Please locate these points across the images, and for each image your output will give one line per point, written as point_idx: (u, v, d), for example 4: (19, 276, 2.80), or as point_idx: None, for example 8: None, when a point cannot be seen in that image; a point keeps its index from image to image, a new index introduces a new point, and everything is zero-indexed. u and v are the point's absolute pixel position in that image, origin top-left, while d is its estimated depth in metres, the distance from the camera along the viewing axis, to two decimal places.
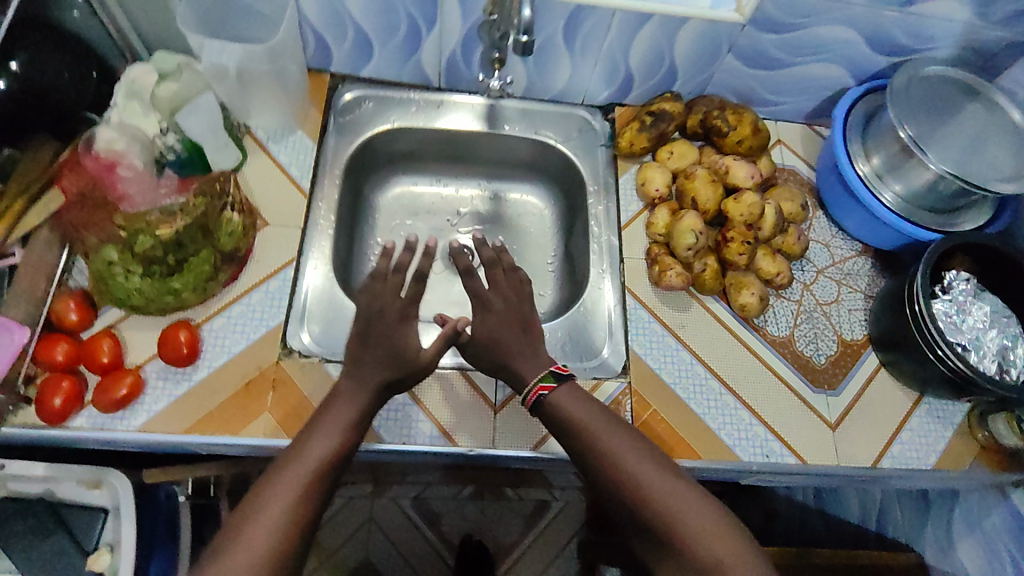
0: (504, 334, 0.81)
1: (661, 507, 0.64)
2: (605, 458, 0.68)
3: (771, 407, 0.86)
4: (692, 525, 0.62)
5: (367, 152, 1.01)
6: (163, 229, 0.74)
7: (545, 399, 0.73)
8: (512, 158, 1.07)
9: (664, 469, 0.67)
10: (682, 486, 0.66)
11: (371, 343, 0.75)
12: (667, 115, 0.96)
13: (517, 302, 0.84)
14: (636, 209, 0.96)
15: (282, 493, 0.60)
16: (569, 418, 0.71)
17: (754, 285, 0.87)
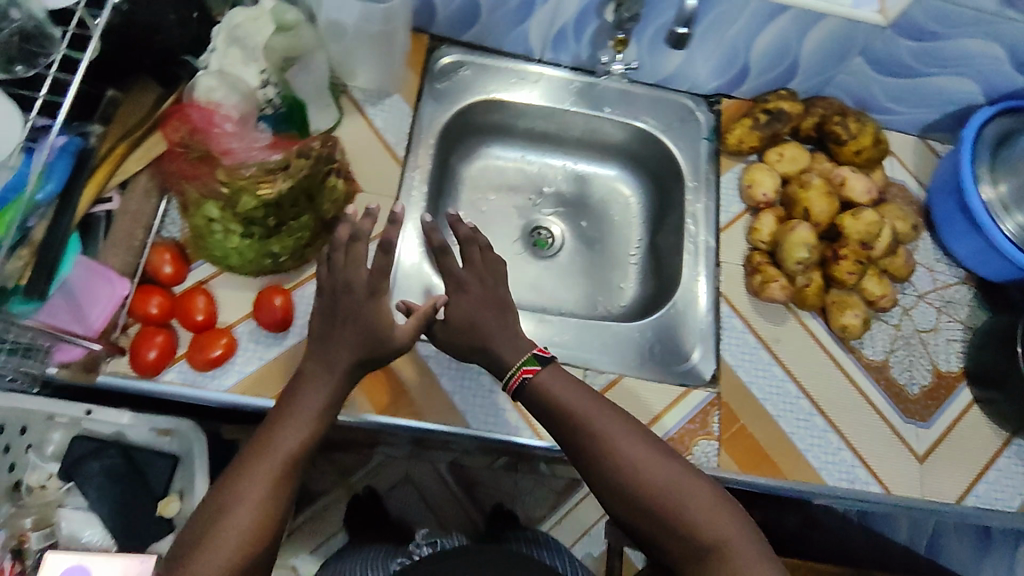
0: (480, 317, 0.75)
1: (655, 493, 0.64)
2: (598, 445, 0.66)
3: (857, 430, 0.85)
4: (690, 507, 0.62)
5: (460, 122, 0.97)
6: (264, 189, 0.70)
7: (530, 383, 0.70)
8: (603, 141, 1.02)
9: (654, 451, 0.66)
10: (675, 465, 0.65)
11: (339, 320, 0.69)
12: (785, 115, 0.91)
13: (495, 283, 0.77)
14: (737, 211, 0.92)
15: (257, 481, 0.61)
16: (553, 404, 0.69)
17: (858, 306, 0.85)
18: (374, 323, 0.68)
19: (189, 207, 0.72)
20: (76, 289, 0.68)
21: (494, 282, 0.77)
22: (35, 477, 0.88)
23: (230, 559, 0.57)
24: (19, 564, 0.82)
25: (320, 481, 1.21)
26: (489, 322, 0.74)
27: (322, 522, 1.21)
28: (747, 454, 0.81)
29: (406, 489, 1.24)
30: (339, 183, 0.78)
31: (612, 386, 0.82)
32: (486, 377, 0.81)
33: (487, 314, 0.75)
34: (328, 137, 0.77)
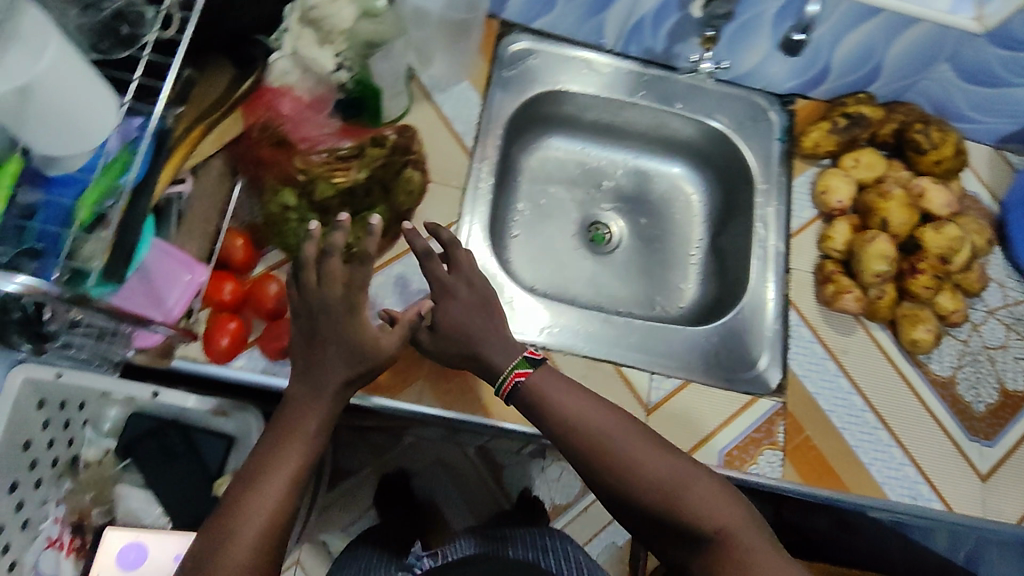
0: (470, 321, 0.70)
1: (662, 491, 0.61)
2: (597, 445, 0.64)
3: (922, 447, 0.83)
4: (695, 501, 0.60)
5: (526, 112, 0.95)
6: (339, 178, 0.71)
7: (523, 388, 0.67)
8: (669, 137, 1.00)
9: (655, 448, 0.64)
10: (678, 462, 0.63)
11: (320, 339, 0.61)
12: (865, 121, 0.88)
13: (482, 283, 0.73)
14: (808, 217, 0.91)
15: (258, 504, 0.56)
16: (548, 408, 0.66)
17: (930, 321, 0.83)
18: (356, 349, 0.60)
19: (267, 195, 0.72)
20: (151, 273, 0.66)
21: (478, 289, 0.73)
22: (93, 452, 0.88)
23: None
24: (79, 539, 0.86)
25: (349, 457, 1.05)
26: (482, 327, 0.70)
27: (347, 506, 1.05)
28: (810, 464, 0.81)
29: (437, 471, 1.06)
30: (416, 174, 0.76)
31: (678, 390, 0.82)
32: None
33: (470, 320, 0.70)
34: (405, 129, 0.76)
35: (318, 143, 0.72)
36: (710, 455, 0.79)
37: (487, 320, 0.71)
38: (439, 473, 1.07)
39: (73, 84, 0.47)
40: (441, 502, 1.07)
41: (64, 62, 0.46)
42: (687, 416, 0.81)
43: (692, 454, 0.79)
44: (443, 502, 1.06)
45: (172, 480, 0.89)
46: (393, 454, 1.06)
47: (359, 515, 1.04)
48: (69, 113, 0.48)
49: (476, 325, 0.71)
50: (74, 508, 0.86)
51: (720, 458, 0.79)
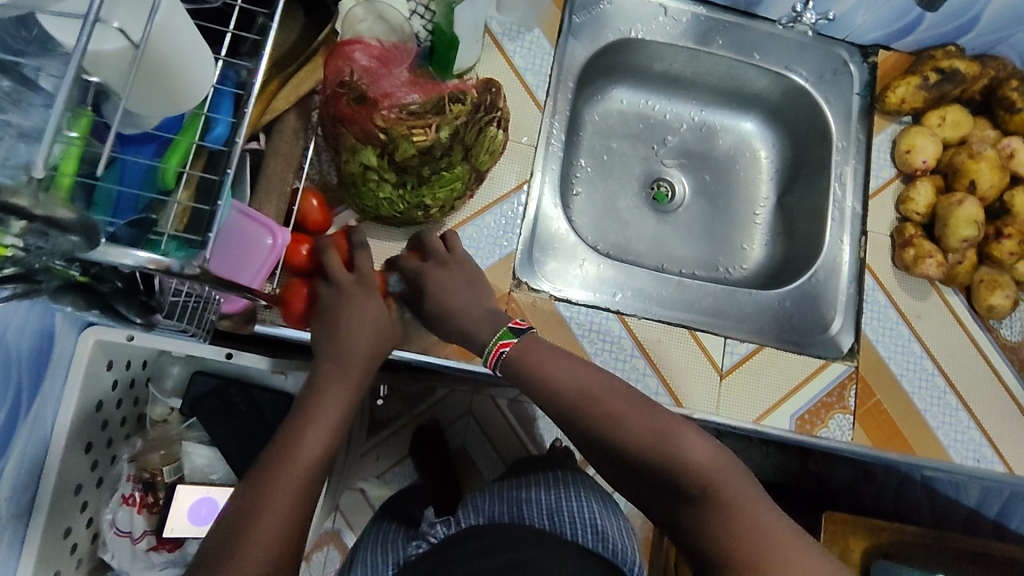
0: (453, 296, 0.68)
1: (646, 446, 0.55)
2: (583, 403, 0.59)
3: (987, 409, 0.83)
4: (677, 448, 0.54)
5: (598, 61, 0.91)
6: (419, 138, 0.65)
7: (509, 357, 0.63)
8: (740, 89, 0.96)
9: (640, 405, 0.59)
10: (661, 415, 0.57)
11: (328, 329, 0.65)
12: (959, 76, 0.84)
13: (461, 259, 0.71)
14: (887, 176, 0.88)
15: (279, 499, 0.53)
16: (535, 371, 0.62)
17: (1009, 287, 0.82)
18: (368, 335, 0.64)
19: (346, 152, 0.68)
20: (232, 234, 0.64)
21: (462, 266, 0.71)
22: (159, 410, 0.83)
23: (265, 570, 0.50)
24: (151, 496, 0.80)
25: (386, 409, 1.08)
26: (470, 303, 0.68)
27: (385, 453, 1.07)
28: (881, 427, 0.80)
29: (468, 421, 1.10)
30: (499, 133, 0.72)
31: (753, 354, 0.80)
32: (627, 340, 0.79)
33: (460, 294, 0.69)
34: (491, 82, 0.72)
35: (391, 100, 0.65)
36: (781, 420, 0.79)
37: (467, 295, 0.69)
38: (471, 424, 1.10)
39: (180, 42, 0.45)
40: (474, 453, 1.10)
41: (172, 19, 0.43)
42: (761, 381, 0.80)
43: (758, 424, 0.78)
44: (474, 451, 1.10)
45: (233, 437, 0.82)
46: (426, 406, 1.09)
47: (396, 463, 1.07)
48: (175, 74, 0.46)
49: (462, 298, 0.68)
50: (143, 467, 0.81)
51: (792, 423, 0.79)
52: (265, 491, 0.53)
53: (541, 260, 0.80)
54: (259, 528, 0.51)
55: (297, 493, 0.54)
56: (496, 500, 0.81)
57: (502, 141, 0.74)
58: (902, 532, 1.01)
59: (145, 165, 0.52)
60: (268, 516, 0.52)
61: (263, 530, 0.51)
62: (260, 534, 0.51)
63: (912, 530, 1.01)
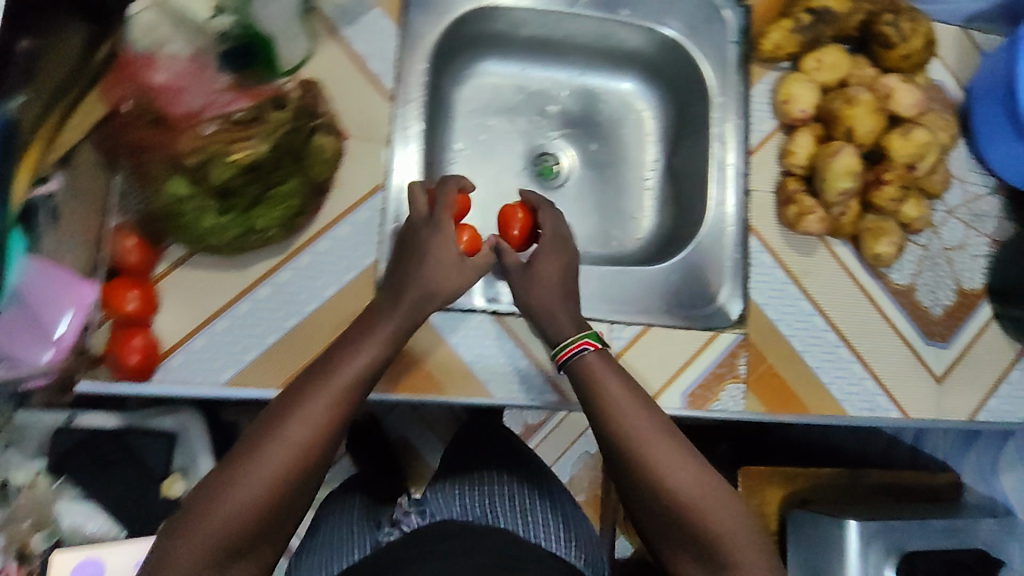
0: (543, 267, 0.73)
1: (685, 505, 0.58)
2: (633, 444, 0.59)
3: (880, 356, 0.84)
4: (716, 522, 0.57)
5: (452, 35, 0.82)
6: (238, 153, 0.59)
7: (584, 357, 0.65)
8: (614, 47, 0.90)
9: (695, 466, 0.60)
10: (711, 482, 0.59)
11: (406, 266, 0.65)
12: (830, 15, 0.79)
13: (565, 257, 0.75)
14: (768, 129, 0.84)
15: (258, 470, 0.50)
16: (600, 398, 0.62)
17: (894, 234, 0.79)
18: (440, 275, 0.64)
19: (155, 183, 0.61)
20: (30, 294, 0.58)
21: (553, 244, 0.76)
22: (22, 475, 0.80)
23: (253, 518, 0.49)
24: (27, 565, 0.79)
25: None
26: (543, 263, 0.73)
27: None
28: (774, 392, 0.80)
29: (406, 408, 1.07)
30: (328, 140, 0.66)
31: (641, 335, 0.78)
32: (508, 342, 0.75)
33: (539, 257, 0.74)
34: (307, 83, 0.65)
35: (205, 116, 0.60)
36: (673, 399, 0.77)
37: (541, 255, 0.74)
38: (408, 413, 1.07)
39: None
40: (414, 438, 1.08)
41: None
42: (651, 363, 0.77)
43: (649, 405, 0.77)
44: (415, 437, 1.08)
45: (112, 488, 0.83)
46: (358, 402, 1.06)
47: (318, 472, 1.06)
48: None
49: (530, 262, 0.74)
50: (13, 536, 0.79)
51: (685, 399, 0.77)
52: (254, 456, 0.51)
53: None
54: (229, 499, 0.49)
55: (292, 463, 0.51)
56: (468, 496, 0.79)
57: (336, 146, 0.68)
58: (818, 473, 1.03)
59: None
60: (244, 491, 0.49)
61: (224, 515, 0.48)
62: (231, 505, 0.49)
63: None
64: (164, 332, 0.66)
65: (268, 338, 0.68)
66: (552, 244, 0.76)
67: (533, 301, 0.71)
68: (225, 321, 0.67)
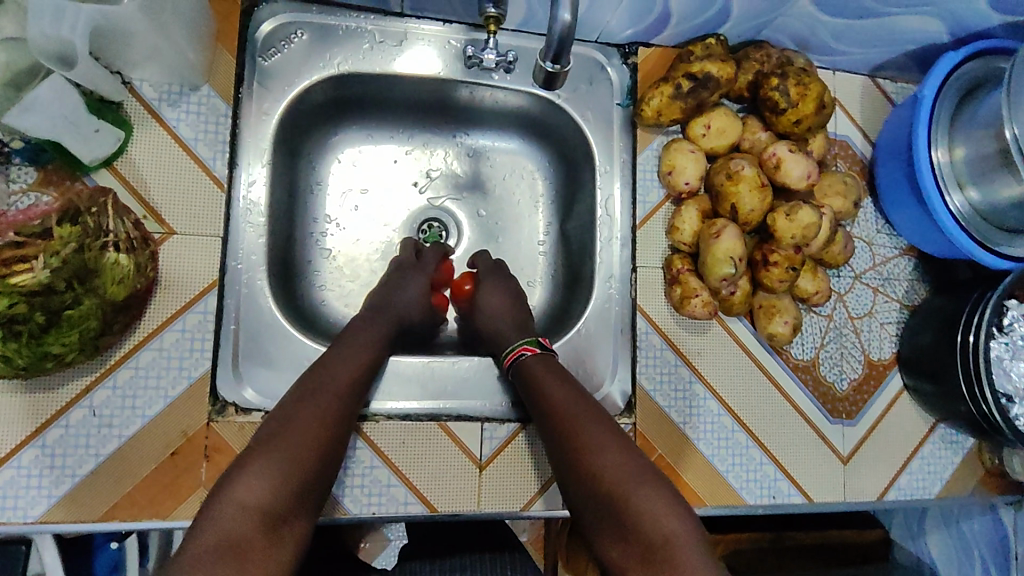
0: (494, 303, 0.74)
1: (610, 483, 0.54)
2: (566, 429, 0.59)
3: (780, 439, 0.78)
4: (642, 495, 0.52)
5: (310, 105, 0.76)
6: (19, 274, 0.54)
7: (529, 359, 0.67)
8: (495, 110, 0.83)
9: (622, 445, 0.57)
10: (638, 461, 0.55)
11: (383, 290, 0.74)
12: (713, 81, 0.73)
13: (508, 285, 0.76)
14: (655, 200, 0.78)
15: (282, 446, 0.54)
16: (539, 390, 0.64)
17: (788, 312, 0.74)
18: (408, 297, 0.73)
19: None
20: None
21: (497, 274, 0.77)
22: None
23: (266, 485, 0.51)
24: None
25: None
26: (487, 295, 0.75)
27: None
28: None
29: None
30: (120, 256, 0.59)
31: (516, 436, 0.71)
32: (366, 451, 0.68)
33: (481, 289, 0.76)
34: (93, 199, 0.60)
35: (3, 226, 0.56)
36: (552, 502, 0.70)
37: (484, 288, 0.76)
38: None
39: None
40: None
41: None
42: (528, 467, 0.71)
43: (526, 510, 0.70)
44: None
45: None
46: None
47: None
48: None
49: (476, 298, 0.76)
50: None
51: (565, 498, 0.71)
52: (274, 431, 0.55)
53: (252, 370, 0.67)
54: (249, 479, 0.51)
55: (314, 433, 0.56)
56: None
57: (136, 262, 0.60)
58: (739, 547, 0.97)
59: None
60: (265, 460, 0.52)
61: (240, 485, 0.51)
62: (261, 478, 0.51)
63: (745, 539, 0.96)
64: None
65: (82, 467, 0.61)
66: (494, 277, 0.77)
67: (490, 333, 0.73)
68: (32, 452, 0.60)
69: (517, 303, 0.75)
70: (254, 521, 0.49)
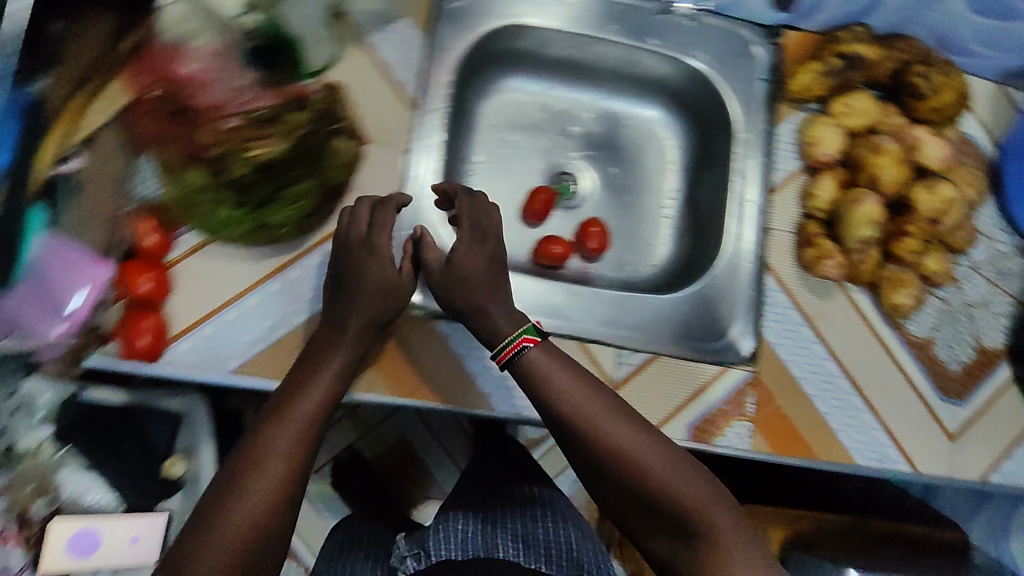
0: (475, 276, 0.67)
1: (643, 480, 0.58)
2: (585, 429, 0.60)
3: (891, 408, 0.81)
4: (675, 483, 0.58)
5: (483, 50, 0.83)
6: (256, 151, 0.62)
7: (536, 352, 0.64)
8: (641, 75, 0.90)
9: (642, 440, 0.60)
10: (664, 455, 0.60)
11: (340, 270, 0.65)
12: (862, 62, 0.80)
13: (485, 258, 0.69)
14: (791, 168, 0.83)
15: (280, 442, 0.57)
16: (544, 383, 0.63)
17: (913, 286, 0.79)
18: (366, 282, 0.65)
19: (171, 172, 0.63)
20: (45, 274, 0.59)
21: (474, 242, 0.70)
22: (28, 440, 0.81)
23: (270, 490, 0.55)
24: (26, 530, 0.81)
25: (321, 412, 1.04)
26: (471, 260, 0.68)
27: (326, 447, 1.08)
28: (781, 434, 0.77)
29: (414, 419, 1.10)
30: (346, 143, 0.68)
31: (649, 364, 0.77)
32: None
33: (457, 252, 0.69)
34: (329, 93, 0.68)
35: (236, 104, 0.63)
36: (677, 431, 0.75)
37: (468, 257, 0.68)
38: (414, 421, 1.10)
39: None
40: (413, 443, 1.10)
41: None
42: (657, 394, 0.76)
43: None
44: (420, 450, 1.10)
45: (113, 461, 0.85)
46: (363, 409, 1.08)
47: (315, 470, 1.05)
48: None
49: (456, 267, 0.68)
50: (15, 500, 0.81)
51: (690, 432, 0.75)
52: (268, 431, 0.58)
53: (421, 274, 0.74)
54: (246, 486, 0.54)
55: (300, 435, 0.58)
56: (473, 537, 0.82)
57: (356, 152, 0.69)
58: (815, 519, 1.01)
59: None
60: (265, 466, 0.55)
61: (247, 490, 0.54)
62: (257, 482, 0.55)
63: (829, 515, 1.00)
64: (178, 314, 0.65)
65: (279, 331, 0.66)
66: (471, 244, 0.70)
67: (467, 305, 0.67)
68: (234, 310, 0.66)
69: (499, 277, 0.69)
70: (259, 529, 0.53)
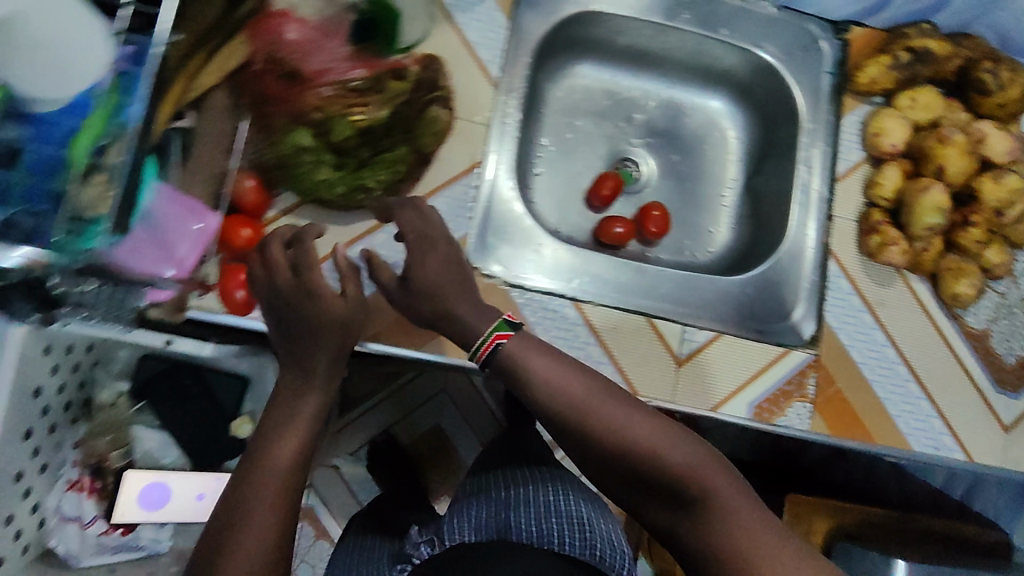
0: (441, 288, 0.60)
1: (643, 464, 0.54)
2: (576, 416, 0.56)
3: (948, 397, 0.82)
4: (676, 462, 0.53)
5: (559, 35, 0.87)
6: (358, 118, 0.67)
7: (506, 349, 0.57)
8: (708, 65, 0.92)
9: (637, 417, 0.56)
10: (661, 430, 0.55)
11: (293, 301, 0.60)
12: (930, 57, 0.82)
13: (444, 262, 0.61)
14: (856, 159, 0.86)
15: (275, 455, 0.54)
16: (523, 373, 0.57)
17: (975, 276, 0.80)
18: (322, 320, 0.59)
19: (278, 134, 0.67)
20: (160, 219, 0.61)
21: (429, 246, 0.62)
22: (106, 395, 0.82)
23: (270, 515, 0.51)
24: (100, 481, 0.82)
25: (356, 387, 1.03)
26: (425, 267, 0.61)
27: (358, 432, 1.06)
28: (840, 416, 0.79)
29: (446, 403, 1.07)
30: (439, 114, 0.73)
31: (713, 342, 0.79)
32: (583, 329, 0.77)
33: (410, 264, 0.61)
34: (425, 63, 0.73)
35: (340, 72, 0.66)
36: (740, 407, 0.77)
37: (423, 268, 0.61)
38: (444, 404, 1.07)
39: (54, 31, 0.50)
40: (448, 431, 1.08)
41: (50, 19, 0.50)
42: (719, 371, 0.78)
43: (715, 412, 0.77)
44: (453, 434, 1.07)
45: (181, 421, 0.84)
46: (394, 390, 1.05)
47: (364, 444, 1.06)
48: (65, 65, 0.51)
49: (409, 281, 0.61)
50: (90, 453, 0.82)
51: (753, 409, 0.78)
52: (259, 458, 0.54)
53: (495, 245, 0.78)
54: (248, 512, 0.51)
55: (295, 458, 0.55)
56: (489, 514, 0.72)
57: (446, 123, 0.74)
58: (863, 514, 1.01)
59: (54, 154, 0.51)
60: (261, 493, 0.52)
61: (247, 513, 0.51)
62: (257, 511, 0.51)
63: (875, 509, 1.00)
64: None
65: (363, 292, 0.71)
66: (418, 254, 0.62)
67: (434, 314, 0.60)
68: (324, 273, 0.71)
69: (460, 277, 0.61)
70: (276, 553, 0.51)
